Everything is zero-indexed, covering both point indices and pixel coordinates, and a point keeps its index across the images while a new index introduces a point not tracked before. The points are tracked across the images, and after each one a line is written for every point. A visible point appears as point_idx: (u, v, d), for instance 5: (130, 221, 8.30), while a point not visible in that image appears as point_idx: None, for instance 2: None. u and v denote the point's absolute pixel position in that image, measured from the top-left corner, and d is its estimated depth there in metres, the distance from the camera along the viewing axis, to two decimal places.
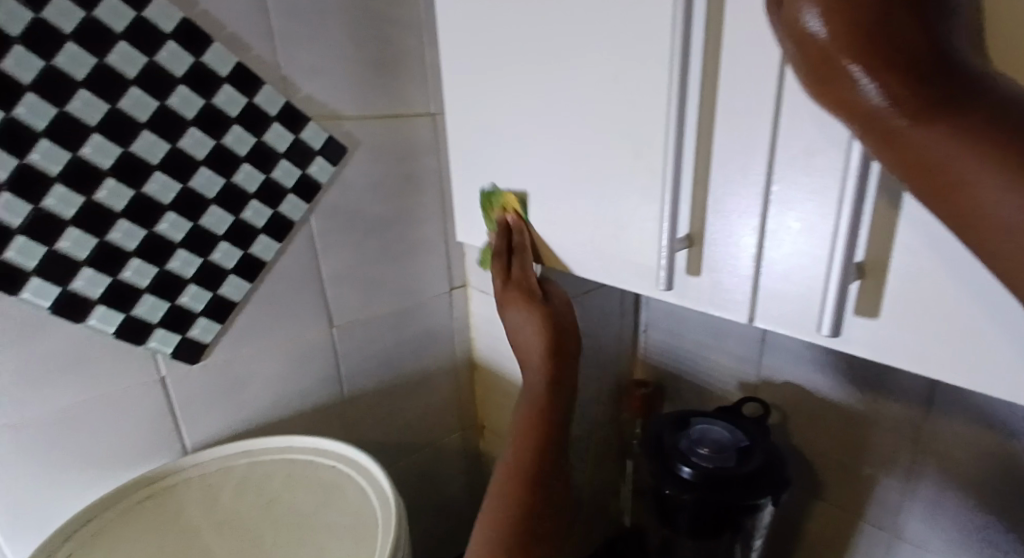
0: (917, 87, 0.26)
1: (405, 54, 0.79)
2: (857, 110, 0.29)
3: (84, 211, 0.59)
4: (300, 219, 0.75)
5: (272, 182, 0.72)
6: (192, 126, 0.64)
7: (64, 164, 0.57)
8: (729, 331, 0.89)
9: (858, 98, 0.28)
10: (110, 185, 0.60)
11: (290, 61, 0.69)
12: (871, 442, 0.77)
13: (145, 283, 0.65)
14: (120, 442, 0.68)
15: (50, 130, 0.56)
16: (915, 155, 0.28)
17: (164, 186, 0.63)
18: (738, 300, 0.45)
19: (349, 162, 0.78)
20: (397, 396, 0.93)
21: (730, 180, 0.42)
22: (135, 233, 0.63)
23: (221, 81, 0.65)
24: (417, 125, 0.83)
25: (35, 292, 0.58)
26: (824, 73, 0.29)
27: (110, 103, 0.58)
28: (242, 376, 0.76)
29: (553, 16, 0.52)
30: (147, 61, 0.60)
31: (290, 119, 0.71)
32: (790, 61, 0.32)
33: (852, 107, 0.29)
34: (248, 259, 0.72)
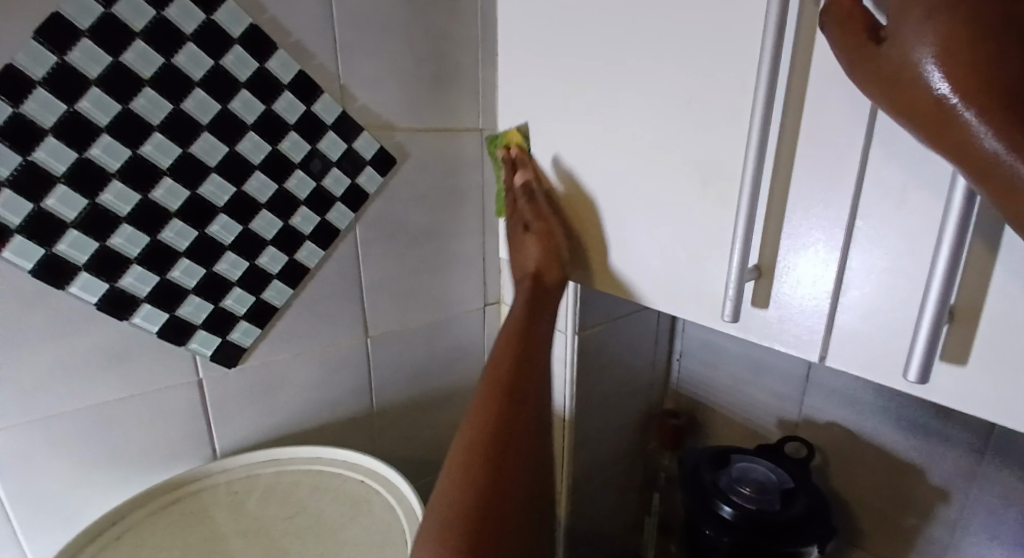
0: None
1: (460, 69, 0.79)
2: (971, 156, 0.27)
3: (139, 209, 0.59)
4: (346, 227, 0.75)
5: (322, 190, 0.72)
6: (251, 131, 0.65)
7: (123, 161, 0.57)
8: (771, 366, 0.87)
9: (975, 151, 0.27)
10: (167, 185, 0.60)
11: (351, 71, 0.70)
12: (917, 491, 0.73)
13: (192, 284, 0.65)
14: (152, 442, 0.68)
15: (114, 126, 0.56)
16: None
17: (219, 188, 0.64)
18: (811, 336, 0.43)
19: (399, 174, 0.78)
20: (424, 412, 0.92)
21: (809, 210, 0.41)
22: (187, 233, 0.63)
23: (282, 88, 0.66)
24: (466, 139, 0.83)
25: (84, 287, 0.59)
26: (938, 122, 0.28)
27: (174, 104, 0.59)
28: (277, 381, 0.75)
29: (625, 38, 0.52)
30: (213, 64, 0.61)
31: (345, 128, 0.71)
32: (891, 99, 0.31)
33: (966, 153, 0.28)
34: (292, 264, 0.72)
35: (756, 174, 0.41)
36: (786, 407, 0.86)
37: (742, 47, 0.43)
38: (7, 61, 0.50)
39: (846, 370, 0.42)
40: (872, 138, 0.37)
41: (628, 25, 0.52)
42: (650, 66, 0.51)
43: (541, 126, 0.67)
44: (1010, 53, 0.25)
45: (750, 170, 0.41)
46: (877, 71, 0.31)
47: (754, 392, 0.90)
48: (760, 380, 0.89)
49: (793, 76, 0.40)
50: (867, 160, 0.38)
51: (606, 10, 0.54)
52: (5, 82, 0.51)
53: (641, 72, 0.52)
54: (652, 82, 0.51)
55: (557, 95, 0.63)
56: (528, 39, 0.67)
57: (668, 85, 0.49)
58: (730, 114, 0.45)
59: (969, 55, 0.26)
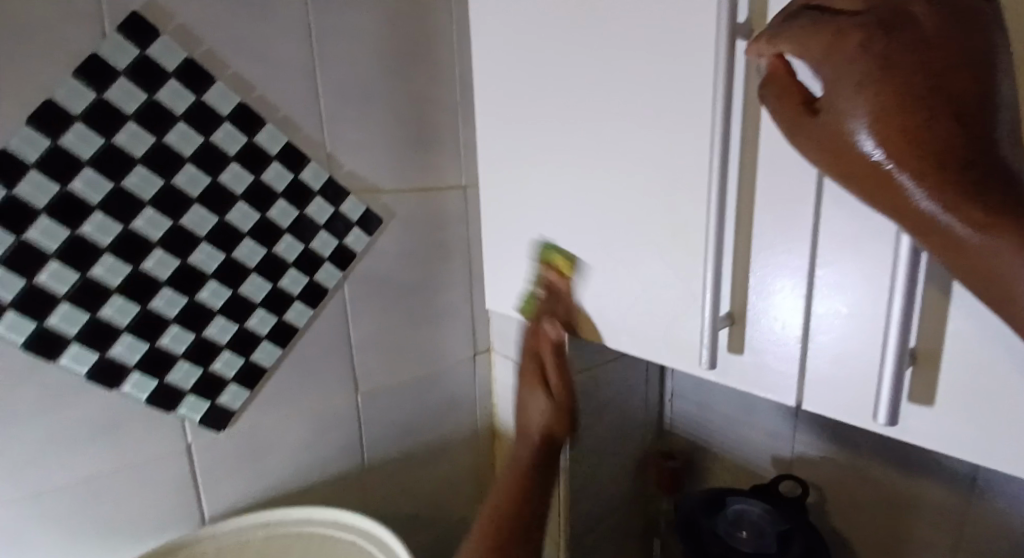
0: (975, 197, 0.26)
1: (440, 130, 0.83)
2: (915, 218, 0.29)
3: (129, 280, 0.61)
4: (334, 286, 0.77)
5: (310, 252, 0.74)
6: (240, 200, 0.67)
7: (114, 235, 0.59)
8: (761, 405, 0.87)
9: (916, 212, 0.28)
10: (157, 256, 0.62)
11: (336, 138, 0.73)
12: (912, 528, 0.73)
13: (182, 351, 0.66)
14: (140, 513, 0.67)
15: (105, 203, 0.58)
16: (978, 262, 0.27)
17: (209, 256, 0.65)
18: (786, 381, 0.44)
19: (384, 232, 0.80)
20: (417, 466, 0.91)
21: (773, 262, 0.43)
22: (177, 301, 0.64)
23: (270, 158, 0.68)
24: (449, 196, 0.86)
25: (73, 359, 0.59)
26: (880, 186, 0.30)
27: (165, 179, 0.61)
28: (267, 443, 0.75)
29: (592, 103, 0.55)
30: (203, 140, 0.63)
31: (331, 192, 0.74)
32: (831, 163, 0.32)
33: (909, 215, 0.29)
34: (282, 326, 0.73)
35: (719, 230, 0.43)
36: (779, 445, 0.86)
37: (699, 112, 0.46)
38: (1, 147, 0.53)
39: (823, 414, 0.43)
40: (823, 195, 0.39)
41: (593, 91, 0.55)
42: (617, 129, 0.54)
43: (519, 184, 0.70)
44: (933, 119, 0.27)
45: (713, 226, 0.43)
46: (817, 138, 0.32)
47: (747, 431, 0.90)
48: (751, 419, 0.89)
49: (747, 139, 0.42)
50: (820, 215, 0.40)
51: (573, 78, 0.57)
52: (0, 168, 0.53)
53: (608, 134, 0.55)
54: (619, 143, 0.54)
55: (532, 154, 0.66)
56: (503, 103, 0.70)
57: (634, 146, 0.52)
58: (693, 173, 0.47)
59: (894, 125, 0.28)
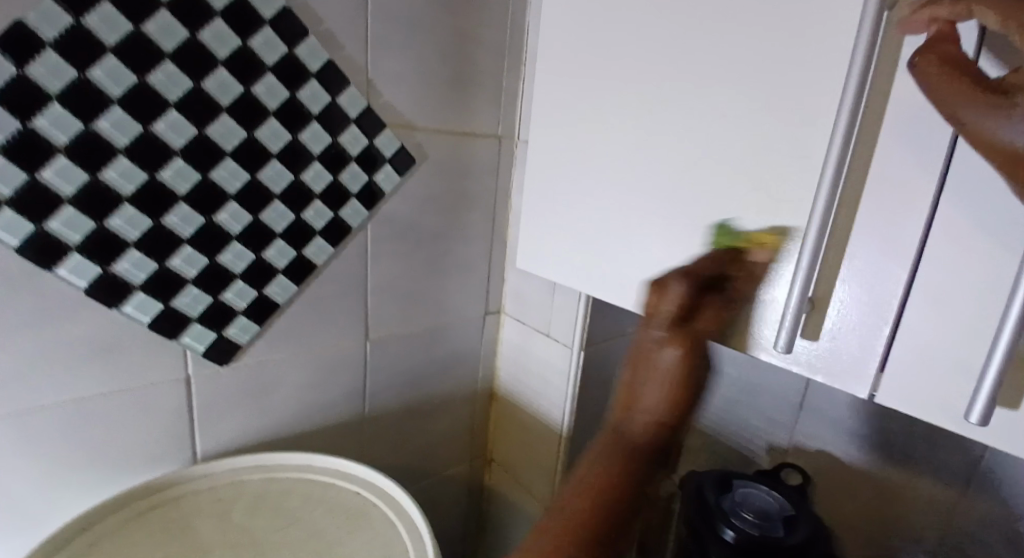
0: None
1: (483, 72, 0.77)
2: None
3: (144, 189, 0.54)
4: (358, 226, 0.71)
5: (338, 185, 0.68)
6: (271, 118, 0.60)
7: (134, 137, 0.52)
8: (766, 392, 0.88)
9: None
10: (177, 166, 0.55)
11: (378, 63, 0.67)
12: (901, 520, 0.76)
13: (192, 275, 0.60)
14: (130, 444, 0.61)
15: (127, 99, 0.51)
16: None
17: (232, 174, 0.59)
18: (863, 373, 0.43)
19: (415, 174, 0.75)
20: (415, 421, 0.88)
21: (870, 249, 0.42)
22: (193, 219, 0.58)
23: (309, 75, 0.62)
24: (484, 145, 0.81)
25: (72, 270, 0.53)
26: None
27: (195, 80, 0.54)
28: (271, 382, 0.70)
29: (683, 63, 0.52)
30: (240, 45, 0.56)
31: (367, 122, 0.68)
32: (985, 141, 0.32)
33: None
34: (300, 261, 0.68)
35: (828, 208, 0.41)
36: (776, 434, 0.88)
37: (815, 83, 0.43)
38: (17, 18, 0.45)
39: (898, 408, 0.42)
40: (945, 182, 0.38)
41: (692, 47, 0.51)
42: (714, 90, 0.50)
43: (574, 139, 0.66)
44: None
45: (821, 204, 0.41)
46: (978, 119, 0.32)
47: (746, 417, 0.91)
48: (753, 406, 0.90)
49: (868, 117, 0.40)
50: (937, 205, 0.38)
51: (667, 29, 0.53)
52: (12, 40, 0.45)
53: (702, 94, 0.51)
54: (711, 107, 0.51)
55: (598, 110, 0.62)
56: (568, 50, 0.65)
57: None
58: (797, 147, 0.45)
59: None
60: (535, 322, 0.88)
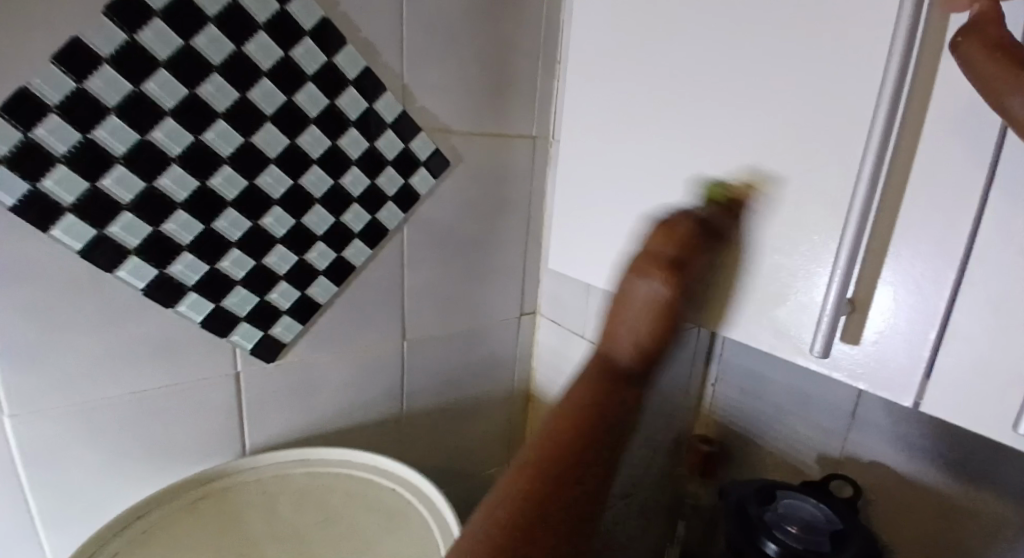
0: None
1: (517, 76, 0.78)
2: None
3: (196, 195, 0.58)
4: (395, 228, 0.74)
5: (375, 189, 0.70)
6: (312, 125, 0.63)
7: (186, 146, 0.56)
8: (816, 400, 0.84)
9: None
10: (225, 173, 0.59)
11: (413, 70, 0.69)
12: (966, 540, 0.70)
13: (240, 276, 0.64)
14: (186, 435, 0.66)
15: (178, 110, 0.55)
16: None
17: (276, 180, 0.62)
18: (911, 381, 0.41)
19: (450, 177, 0.77)
20: (452, 420, 0.90)
21: (917, 248, 0.39)
22: (241, 224, 0.62)
23: (347, 83, 0.64)
24: (519, 147, 0.82)
25: (131, 272, 0.57)
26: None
27: (241, 92, 0.58)
28: (313, 380, 0.74)
29: (717, 61, 0.51)
30: (282, 55, 0.59)
31: (403, 128, 0.70)
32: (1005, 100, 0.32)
33: None
34: (340, 263, 0.70)
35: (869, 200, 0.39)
36: (826, 443, 0.83)
37: (854, 78, 0.41)
38: (76, 34, 0.49)
39: (947, 418, 0.40)
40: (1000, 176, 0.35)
41: (725, 44, 0.50)
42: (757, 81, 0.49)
43: (606, 141, 0.65)
44: None
45: (860, 201, 0.39)
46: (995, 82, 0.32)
47: (794, 424, 0.87)
48: (800, 413, 0.86)
49: (913, 109, 0.38)
50: (988, 200, 0.35)
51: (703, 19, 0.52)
52: (74, 57, 0.49)
53: (743, 85, 0.50)
54: (745, 105, 0.49)
55: (631, 111, 0.61)
56: (601, 45, 0.65)
57: None
58: (838, 142, 0.43)
59: None
60: (571, 324, 0.87)
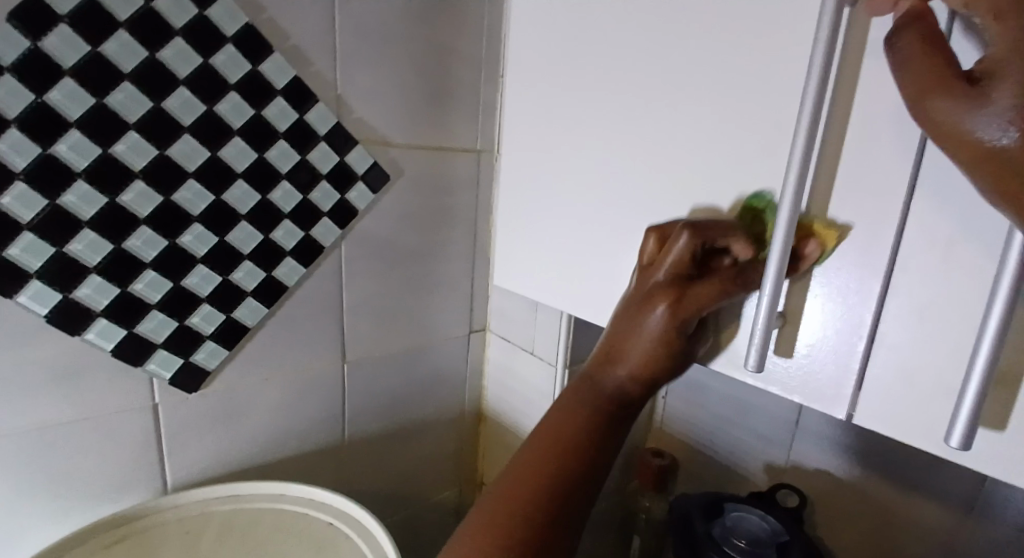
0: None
1: (459, 88, 0.77)
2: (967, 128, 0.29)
3: (106, 212, 0.53)
4: (331, 244, 0.70)
5: (309, 203, 0.67)
6: (236, 136, 0.59)
7: (94, 159, 0.52)
8: (760, 410, 0.85)
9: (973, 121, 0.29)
10: (138, 188, 0.55)
11: (348, 80, 0.67)
12: (904, 543, 0.72)
13: (157, 298, 0.59)
14: (96, 473, 0.60)
15: (85, 121, 0.50)
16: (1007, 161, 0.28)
17: (197, 195, 0.58)
18: (842, 392, 0.41)
19: (390, 191, 0.74)
20: (398, 442, 0.86)
21: (844, 259, 0.39)
22: (157, 242, 0.57)
23: (274, 93, 0.61)
24: (462, 159, 0.80)
25: (33, 297, 0.52)
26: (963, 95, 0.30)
27: (155, 101, 0.54)
28: (244, 407, 0.69)
29: (650, 75, 0.51)
30: (202, 63, 0.56)
31: (338, 140, 0.67)
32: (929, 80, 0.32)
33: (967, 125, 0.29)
34: (271, 281, 0.66)
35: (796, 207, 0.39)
36: (772, 452, 0.84)
37: (779, 91, 0.42)
38: None
39: (878, 429, 0.40)
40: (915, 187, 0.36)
41: (658, 57, 0.50)
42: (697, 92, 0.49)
43: (547, 154, 0.64)
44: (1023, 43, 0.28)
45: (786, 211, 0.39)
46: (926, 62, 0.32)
47: (741, 435, 0.88)
48: (746, 423, 0.87)
49: (833, 122, 0.38)
50: (908, 212, 0.36)
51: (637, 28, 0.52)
52: None
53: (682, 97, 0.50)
54: (678, 118, 0.49)
55: (570, 124, 0.61)
56: (540, 58, 0.64)
57: None
58: (766, 154, 0.43)
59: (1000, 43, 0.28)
60: (519, 340, 0.86)
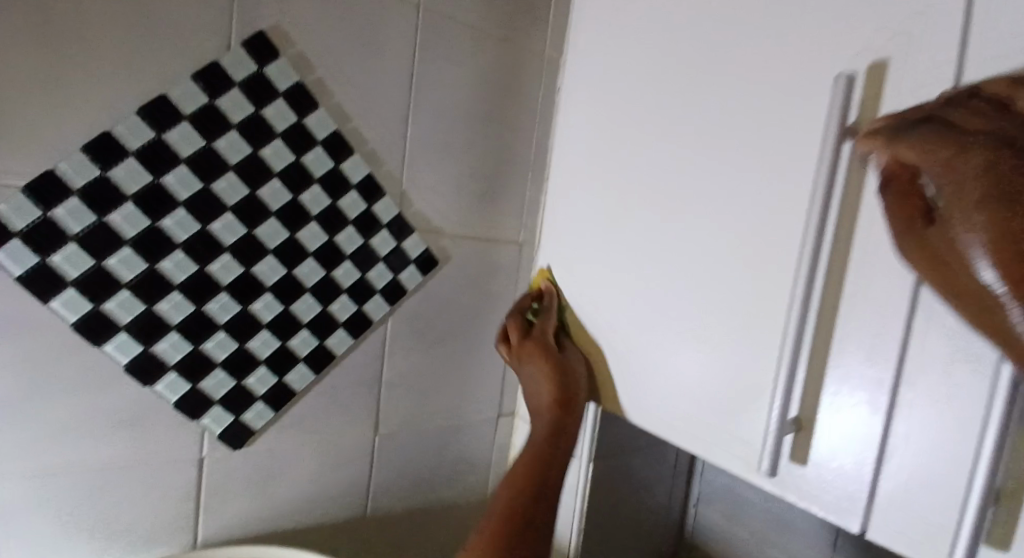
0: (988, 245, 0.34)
1: (508, 189, 0.86)
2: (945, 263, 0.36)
3: (193, 278, 0.62)
4: (379, 320, 0.77)
5: (365, 282, 0.75)
6: (312, 221, 0.69)
7: (191, 233, 0.61)
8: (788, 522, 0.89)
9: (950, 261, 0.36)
10: (224, 260, 0.63)
11: (413, 179, 0.77)
12: None
13: (221, 358, 0.65)
14: (137, 520, 0.64)
15: (191, 200, 0.60)
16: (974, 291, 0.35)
17: (272, 268, 0.67)
18: (854, 507, 0.45)
19: (439, 275, 0.82)
20: (418, 524, 0.87)
21: (850, 375, 0.45)
22: (231, 307, 0.65)
23: (349, 186, 0.71)
24: (506, 252, 0.88)
25: (118, 347, 0.59)
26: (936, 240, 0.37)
27: (251, 189, 0.63)
28: (280, 470, 0.73)
29: None
30: (294, 159, 0.66)
31: (397, 228, 0.76)
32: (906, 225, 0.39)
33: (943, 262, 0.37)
34: (321, 350, 0.73)
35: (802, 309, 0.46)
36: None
37: None
38: (107, 128, 0.55)
39: (890, 545, 0.43)
40: None
41: None
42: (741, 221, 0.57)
43: None
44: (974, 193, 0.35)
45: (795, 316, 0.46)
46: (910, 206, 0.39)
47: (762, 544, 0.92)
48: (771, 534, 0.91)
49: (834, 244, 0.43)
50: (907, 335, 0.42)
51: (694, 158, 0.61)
52: (100, 146, 0.54)
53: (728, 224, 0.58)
54: None
55: None
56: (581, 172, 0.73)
57: None
58: None
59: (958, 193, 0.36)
60: None
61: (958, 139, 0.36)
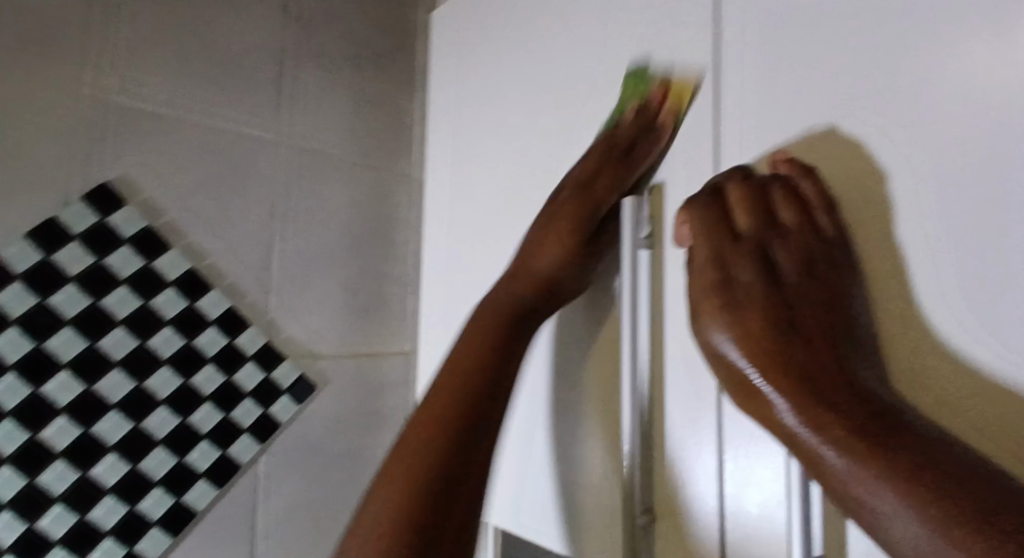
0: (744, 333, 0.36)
1: (388, 300, 0.87)
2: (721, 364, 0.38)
3: (23, 448, 0.56)
4: (248, 461, 0.71)
5: (228, 422, 0.69)
6: (163, 366, 0.65)
7: (20, 400, 0.56)
8: None
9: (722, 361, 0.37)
10: (60, 423, 0.58)
11: (282, 306, 0.76)
12: None
13: (59, 535, 0.58)
14: None
15: (21, 363, 0.56)
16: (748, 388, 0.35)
17: (115, 425, 0.61)
18: None
19: (316, 401, 0.78)
20: None
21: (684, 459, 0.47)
22: (68, 475, 0.58)
23: (207, 324, 0.68)
24: (392, 363, 0.87)
25: None
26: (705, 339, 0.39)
27: (90, 342, 0.60)
28: None
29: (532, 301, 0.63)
30: (140, 305, 0.63)
31: (265, 359, 0.73)
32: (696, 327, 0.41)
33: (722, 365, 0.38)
34: (179, 508, 0.65)
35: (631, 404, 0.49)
36: None
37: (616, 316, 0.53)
38: None
39: None
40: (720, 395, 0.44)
41: None
42: None
43: None
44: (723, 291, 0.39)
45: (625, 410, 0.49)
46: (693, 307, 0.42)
47: None
48: None
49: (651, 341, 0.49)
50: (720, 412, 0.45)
51: None
52: None
53: None
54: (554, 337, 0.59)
55: None
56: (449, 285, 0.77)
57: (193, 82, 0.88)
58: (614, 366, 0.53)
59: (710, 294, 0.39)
60: None
61: (714, 247, 0.40)
